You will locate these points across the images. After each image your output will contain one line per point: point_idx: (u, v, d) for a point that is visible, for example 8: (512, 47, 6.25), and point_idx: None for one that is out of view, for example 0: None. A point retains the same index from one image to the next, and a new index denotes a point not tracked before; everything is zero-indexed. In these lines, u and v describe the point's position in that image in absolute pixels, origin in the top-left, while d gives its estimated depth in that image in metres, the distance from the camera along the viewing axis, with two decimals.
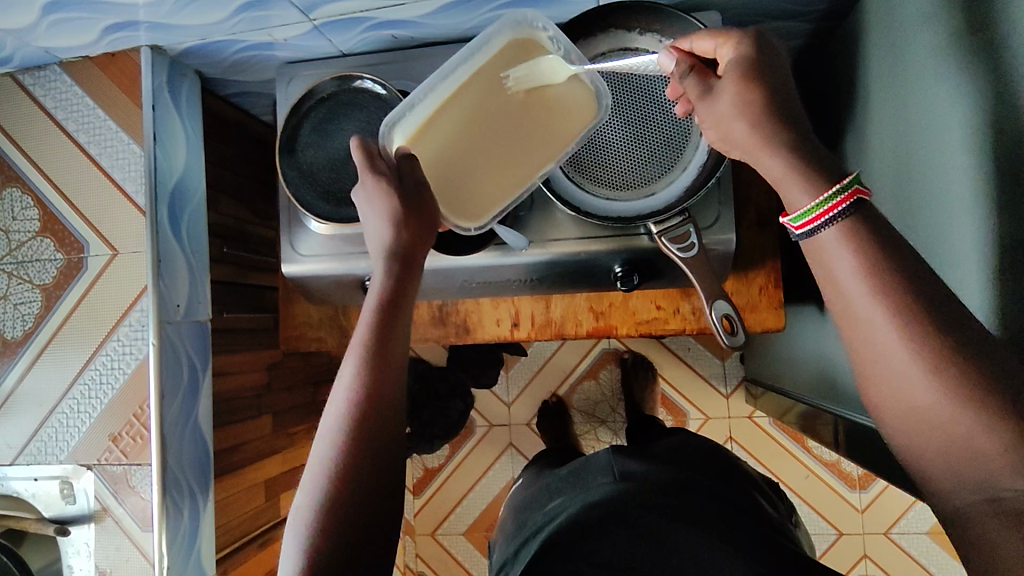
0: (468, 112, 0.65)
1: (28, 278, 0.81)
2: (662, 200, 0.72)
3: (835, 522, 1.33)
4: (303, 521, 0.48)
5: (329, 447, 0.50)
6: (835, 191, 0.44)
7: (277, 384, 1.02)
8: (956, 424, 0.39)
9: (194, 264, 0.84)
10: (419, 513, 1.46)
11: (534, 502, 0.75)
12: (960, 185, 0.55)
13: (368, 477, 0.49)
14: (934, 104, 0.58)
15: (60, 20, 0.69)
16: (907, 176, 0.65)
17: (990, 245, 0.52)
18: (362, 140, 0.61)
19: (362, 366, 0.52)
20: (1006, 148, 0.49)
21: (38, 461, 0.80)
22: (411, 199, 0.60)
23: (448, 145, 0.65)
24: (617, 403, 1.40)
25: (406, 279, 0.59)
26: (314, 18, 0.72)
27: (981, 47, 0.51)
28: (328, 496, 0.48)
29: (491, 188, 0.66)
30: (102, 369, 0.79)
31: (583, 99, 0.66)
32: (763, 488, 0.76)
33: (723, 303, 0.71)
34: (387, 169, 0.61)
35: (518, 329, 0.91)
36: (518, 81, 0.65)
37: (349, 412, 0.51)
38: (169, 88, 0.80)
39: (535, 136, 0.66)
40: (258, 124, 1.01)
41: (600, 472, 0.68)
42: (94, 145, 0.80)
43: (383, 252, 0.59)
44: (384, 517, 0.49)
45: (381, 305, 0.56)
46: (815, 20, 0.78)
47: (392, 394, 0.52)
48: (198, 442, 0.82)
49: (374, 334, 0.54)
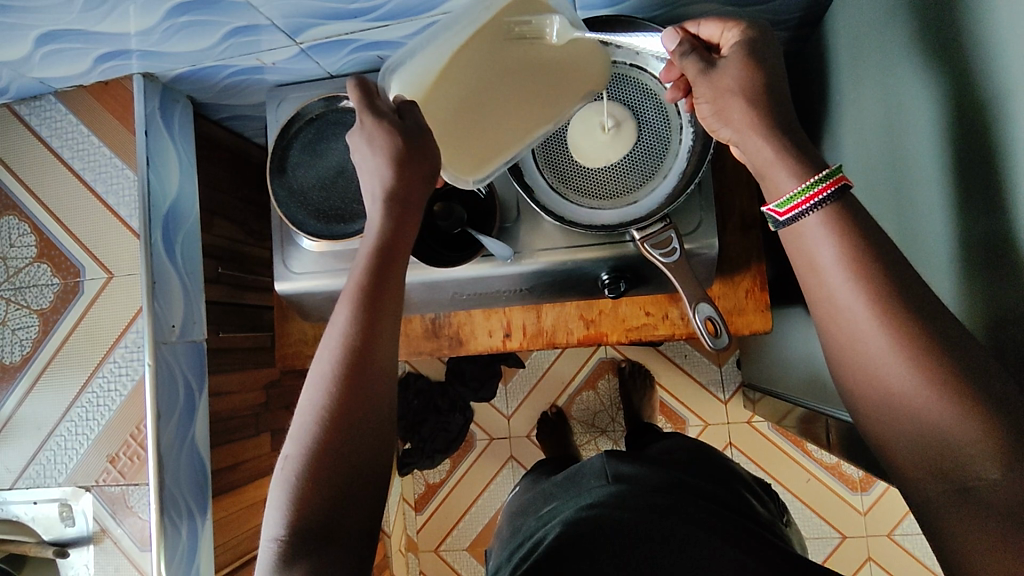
0: (472, 67, 0.66)
1: (25, 303, 0.82)
2: (644, 207, 0.74)
3: (837, 525, 1.33)
4: (290, 473, 0.49)
5: (319, 394, 0.51)
6: (812, 181, 0.46)
7: (276, 403, 1.03)
8: (927, 413, 0.40)
9: (189, 285, 0.85)
10: (421, 529, 1.46)
11: (529, 508, 0.76)
12: (931, 183, 0.56)
13: (356, 430, 0.50)
14: (900, 103, 0.60)
15: (53, 51, 0.71)
16: (880, 177, 0.66)
17: (958, 238, 0.53)
18: (360, 81, 0.61)
19: (355, 313, 0.53)
20: (968, 143, 0.50)
21: (37, 484, 0.81)
22: (413, 144, 0.59)
23: (449, 99, 0.66)
24: (616, 412, 1.41)
25: (402, 231, 0.59)
26: (300, 41, 0.74)
27: (942, 45, 0.53)
28: (313, 450, 0.49)
29: (490, 146, 0.68)
30: (99, 391, 0.80)
31: (585, 59, 0.69)
32: (754, 489, 0.77)
33: (707, 306, 0.72)
34: (386, 109, 0.61)
35: (510, 339, 0.92)
36: (524, 40, 0.67)
37: (339, 363, 0.52)
38: (161, 114, 0.82)
39: (536, 98, 0.68)
40: (251, 146, 1.03)
41: (593, 476, 0.69)
42: (88, 172, 0.82)
43: (380, 203, 0.59)
44: (370, 466, 0.51)
45: (376, 254, 0.57)
46: (791, 28, 0.80)
47: (382, 342, 0.54)
48: (196, 459, 0.83)
49: (366, 286, 0.55)
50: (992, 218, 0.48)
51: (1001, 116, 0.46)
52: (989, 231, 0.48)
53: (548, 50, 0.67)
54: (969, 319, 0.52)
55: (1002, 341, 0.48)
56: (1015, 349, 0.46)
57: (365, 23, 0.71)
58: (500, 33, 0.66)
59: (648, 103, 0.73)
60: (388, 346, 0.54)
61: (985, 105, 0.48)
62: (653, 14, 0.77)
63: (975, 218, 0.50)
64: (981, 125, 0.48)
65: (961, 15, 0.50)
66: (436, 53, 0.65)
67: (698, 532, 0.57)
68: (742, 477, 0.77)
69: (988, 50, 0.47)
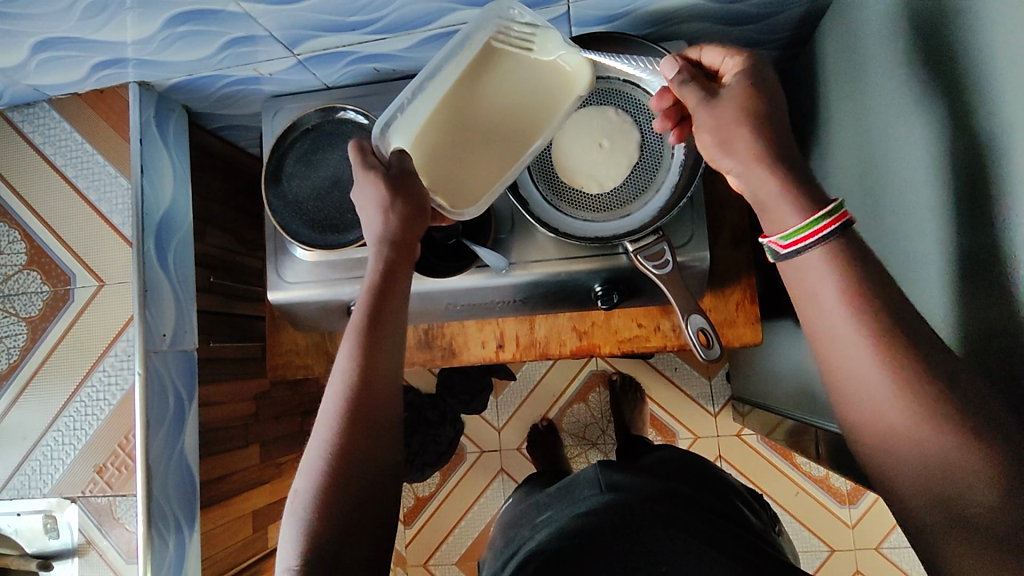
0: (454, 106, 0.69)
1: (13, 311, 0.81)
2: (637, 220, 0.74)
3: (826, 538, 1.33)
4: (300, 508, 0.53)
5: (325, 434, 0.55)
6: (820, 216, 0.46)
7: (265, 414, 1.02)
8: (911, 434, 0.42)
9: (181, 293, 0.85)
10: (410, 543, 1.45)
11: (522, 518, 0.76)
12: (921, 199, 0.58)
13: (358, 466, 0.54)
14: (887, 122, 0.62)
15: (50, 58, 0.71)
16: (869, 194, 0.68)
17: (950, 253, 0.54)
18: (359, 142, 0.66)
19: (354, 354, 0.57)
20: (956, 162, 0.52)
21: (21, 496, 0.79)
22: (404, 191, 0.64)
23: (436, 141, 0.68)
24: (607, 425, 1.41)
25: (399, 269, 0.63)
26: (298, 53, 0.75)
27: (930, 65, 0.55)
28: (320, 487, 0.53)
29: (484, 176, 0.69)
30: (88, 401, 0.79)
31: (568, 75, 0.69)
32: (747, 498, 0.77)
33: (699, 317, 0.72)
34: (378, 163, 0.65)
35: (503, 350, 0.92)
36: (505, 72, 0.69)
37: (341, 403, 0.55)
38: (156, 122, 0.82)
39: (523, 120, 0.69)
40: (246, 157, 1.03)
41: (587, 485, 0.68)
42: (81, 179, 0.81)
43: (376, 247, 0.63)
44: (373, 499, 0.54)
45: (373, 297, 0.60)
46: (779, 48, 0.83)
47: (381, 380, 0.57)
48: (184, 470, 0.82)
49: (363, 328, 0.58)
50: (982, 233, 0.49)
51: (990, 135, 0.48)
52: (977, 247, 0.50)
53: (528, 75, 0.69)
54: (958, 332, 0.54)
55: (992, 352, 0.49)
56: (1004, 360, 0.47)
57: (364, 35, 0.72)
58: (482, 67, 0.69)
59: (643, 119, 0.75)
60: (388, 378, 0.58)
61: (971, 124, 0.50)
62: (648, 30, 0.78)
63: (966, 233, 0.51)
64: (969, 144, 0.50)
65: (949, 36, 0.52)
66: (424, 103, 0.69)
67: (695, 543, 0.57)
68: (735, 488, 0.77)
69: (977, 69, 0.49)
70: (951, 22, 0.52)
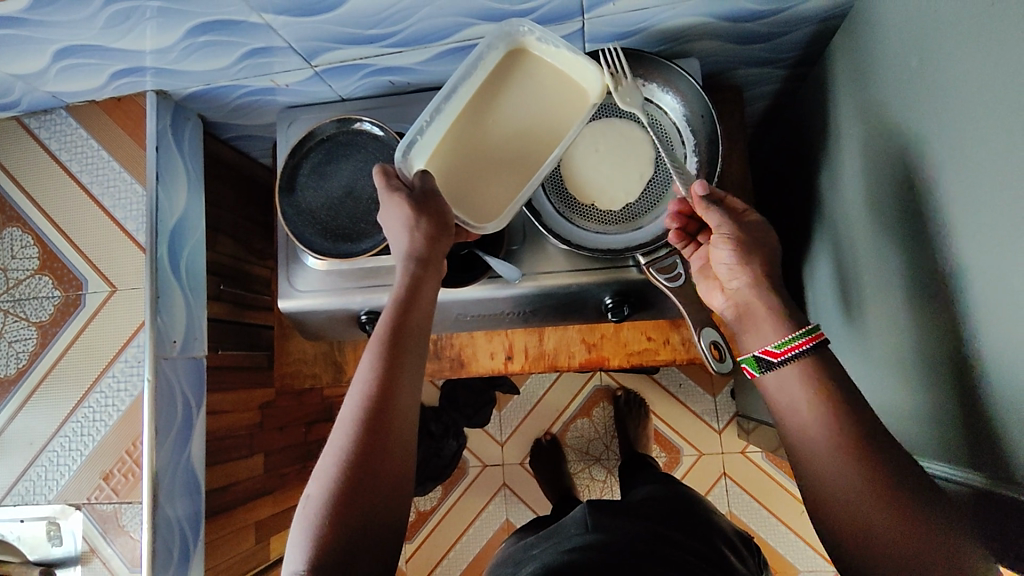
0: (470, 126, 0.70)
1: (24, 315, 0.81)
2: (650, 232, 0.75)
3: (831, 558, 1.32)
4: (312, 514, 0.52)
5: (341, 442, 0.54)
6: (802, 332, 0.54)
7: (270, 424, 1.02)
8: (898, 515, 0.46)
9: (192, 301, 0.85)
10: (410, 558, 1.43)
11: (509, 559, 0.74)
12: (904, 216, 0.59)
13: (372, 476, 0.53)
14: (877, 141, 0.63)
15: (70, 66, 0.72)
16: (857, 212, 0.69)
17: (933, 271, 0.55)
18: (384, 167, 0.67)
19: (377, 367, 0.57)
20: (940, 180, 0.53)
21: (25, 502, 0.78)
22: (429, 208, 0.64)
23: (456, 163, 0.70)
24: (611, 441, 1.40)
25: (422, 285, 0.63)
26: (315, 65, 0.76)
27: (916, 85, 0.56)
28: (333, 495, 0.52)
29: (505, 193, 0.69)
30: (96, 407, 0.79)
31: (579, 88, 0.70)
32: (732, 541, 0.71)
33: (711, 330, 0.71)
34: (403, 184, 0.66)
35: (512, 361, 0.92)
36: (517, 89, 0.71)
37: (360, 414, 0.55)
38: (172, 131, 0.82)
39: (539, 133, 0.69)
40: (257, 166, 1.04)
41: (573, 524, 0.69)
42: (96, 185, 0.82)
43: (403, 263, 0.64)
44: (383, 511, 0.53)
45: (397, 311, 0.61)
46: (787, 67, 0.84)
47: (401, 393, 0.57)
48: (190, 480, 0.82)
49: (387, 341, 0.59)
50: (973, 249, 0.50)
51: (968, 154, 0.49)
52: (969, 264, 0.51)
53: (541, 91, 0.70)
54: (934, 345, 0.54)
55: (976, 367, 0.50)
56: (984, 377, 0.47)
57: (383, 48, 0.73)
58: (495, 87, 0.71)
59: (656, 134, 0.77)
60: (409, 393, 0.58)
61: (953, 144, 0.50)
62: (660, 47, 0.79)
63: (943, 250, 0.52)
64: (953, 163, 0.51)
65: (931, 56, 0.53)
66: (442, 125, 0.71)
67: None
68: (721, 528, 0.72)
69: (957, 90, 0.50)
70: (934, 43, 0.53)
